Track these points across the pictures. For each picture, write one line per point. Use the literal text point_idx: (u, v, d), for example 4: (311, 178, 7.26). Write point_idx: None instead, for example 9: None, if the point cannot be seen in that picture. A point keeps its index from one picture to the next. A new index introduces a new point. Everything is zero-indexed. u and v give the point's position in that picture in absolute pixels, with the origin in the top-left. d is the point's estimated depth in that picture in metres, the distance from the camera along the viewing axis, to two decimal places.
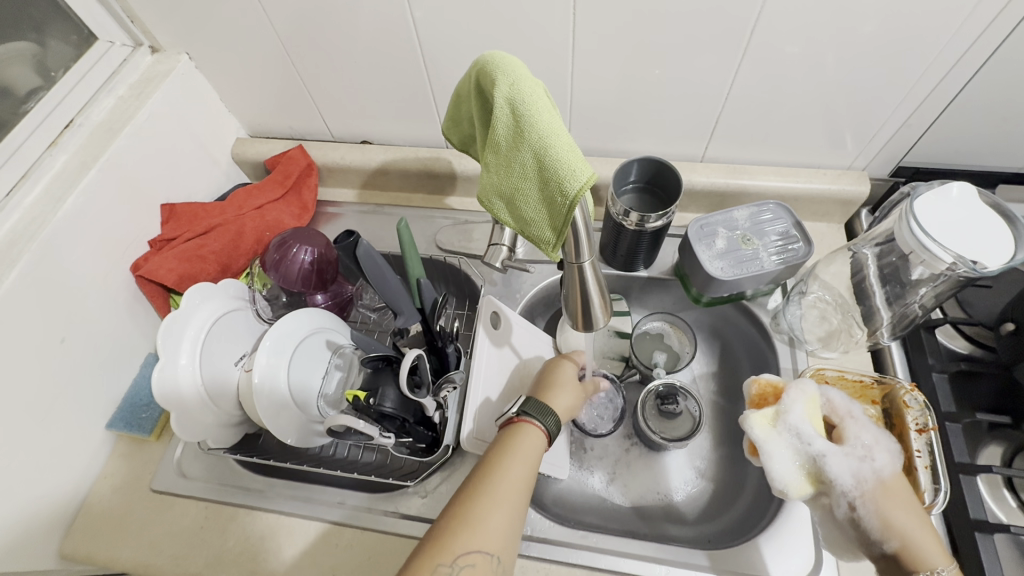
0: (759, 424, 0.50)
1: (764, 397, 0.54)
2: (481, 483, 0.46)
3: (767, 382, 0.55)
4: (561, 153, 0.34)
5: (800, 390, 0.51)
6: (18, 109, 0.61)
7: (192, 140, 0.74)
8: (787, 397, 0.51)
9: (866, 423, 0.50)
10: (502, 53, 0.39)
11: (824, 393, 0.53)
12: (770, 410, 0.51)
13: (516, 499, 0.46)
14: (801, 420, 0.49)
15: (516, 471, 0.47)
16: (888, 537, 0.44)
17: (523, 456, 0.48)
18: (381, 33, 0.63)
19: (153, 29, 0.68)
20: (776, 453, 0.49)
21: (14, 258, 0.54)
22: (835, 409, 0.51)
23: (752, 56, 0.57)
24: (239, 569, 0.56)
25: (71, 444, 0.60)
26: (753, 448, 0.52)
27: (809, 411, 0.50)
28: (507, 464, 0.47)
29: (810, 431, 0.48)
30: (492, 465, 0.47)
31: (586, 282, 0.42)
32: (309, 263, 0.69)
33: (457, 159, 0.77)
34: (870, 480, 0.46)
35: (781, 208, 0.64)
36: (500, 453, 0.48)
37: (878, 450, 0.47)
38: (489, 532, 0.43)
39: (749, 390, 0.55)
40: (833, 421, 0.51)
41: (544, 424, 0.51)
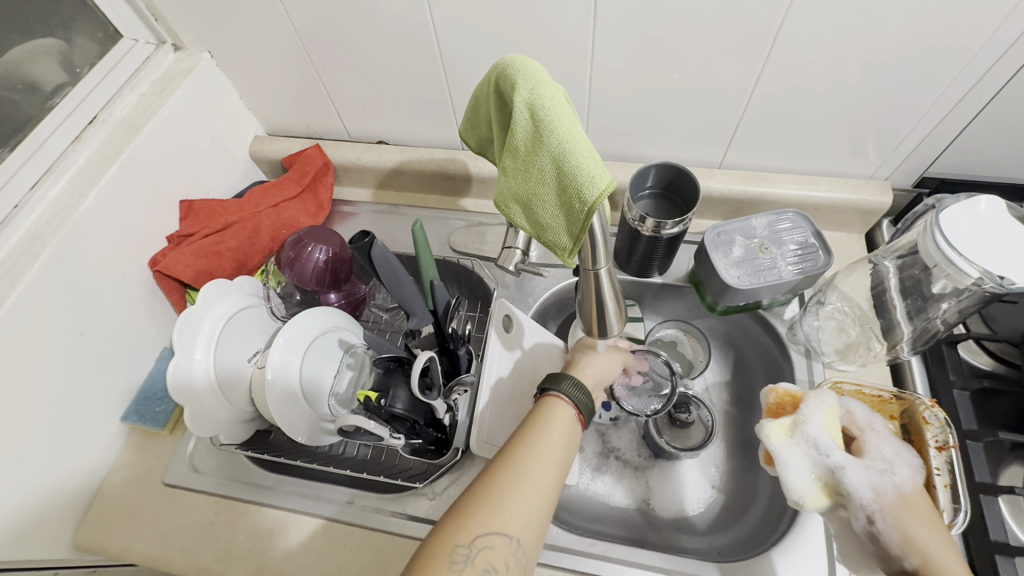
0: (776, 433, 0.49)
1: (782, 406, 0.53)
2: (501, 467, 0.45)
3: (784, 391, 0.54)
4: (580, 159, 0.34)
5: (819, 400, 0.50)
6: (45, 105, 0.62)
7: (211, 137, 0.75)
8: (805, 407, 0.50)
9: (887, 436, 0.49)
10: (523, 57, 0.39)
11: (844, 405, 0.52)
12: (787, 419, 0.50)
13: (542, 479, 0.45)
14: (819, 431, 0.48)
15: (538, 455, 0.46)
16: (908, 553, 0.42)
17: (547, 441, 0.47)
18: (400, 34, 0.63)
19: (176, 27, 0.69)
20: (792, 462, 0.48)
21: (37, 251, 0.55)
22: (854, 421, 0.51)
23: (774, 63, 0.56)
24: (247, 564, 0.57)
25: (86, 434, 0.61)
26: (768, 457, 0.52)
27: (827, 421, 0.49)
28: (529, 449, 0.46)
29: (829, 442, 0.48)
30: (512, 450, 0.46)
31: (600, 288, 0.42)
32: (323, 262, 0.70)
33: (473, 161, 0.76)
34: (890, 494, 0.44)
35: (800, 217, 0.63)
36: (521, 438, 0.47)
37: (899, 464, 0.46)
38: (509, 513, 0.42)
39: (767, 399, 0.54)
40: (852, 433, 0.50)
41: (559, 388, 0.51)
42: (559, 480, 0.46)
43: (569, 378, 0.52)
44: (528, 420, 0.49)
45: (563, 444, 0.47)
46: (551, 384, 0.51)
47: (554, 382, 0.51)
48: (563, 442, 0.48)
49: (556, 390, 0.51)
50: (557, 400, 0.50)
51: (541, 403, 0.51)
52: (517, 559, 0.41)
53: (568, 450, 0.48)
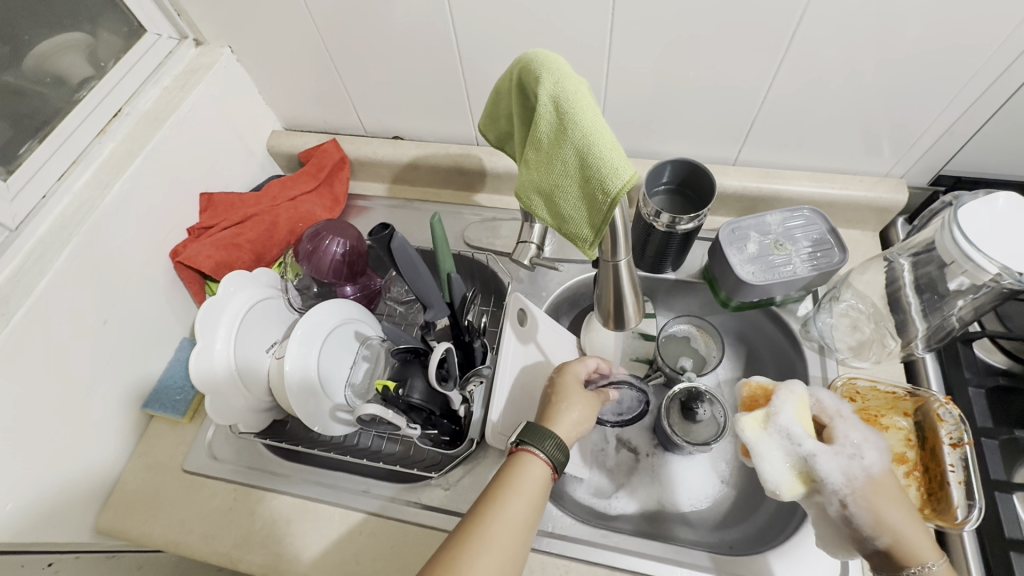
0: (749, 426, 0.48)
1: (755, 399, 0.52)
2: (468, 533, 0.44)
3: (757, 384, 0.52)
4: (603, 151, 0.34)
5: (789, 391, 0.49)
6: (71, 98, 0.63)
7: (230, 131, 0.76)
8: (775, 398, 0.49)
9: (856, 423, 0.49)
10: (546, 51, 0.39)
11: (813, 394, 0.51)
12: (759, 411, 0.49)
13: (511, 540, 0.44)
14: (791, 421, 0.47)
15: (505, 520, 0.44)
16: (880, 533, 0.44)
17: (516, 501, 0.46)
18: (418, 32, 0.64)
19: (198, 22, 0.70)
20: (767, 454, 0.47)
21: (65, 241, 0.56)
22: (824, 409, 0.50)
23: (792, 60, 0.57)
24: (264, 551, 0.58)
25: (109, 421, 0.62)
26: (745, 449, 0.51)
27: (798, 412, 0.48)
28: (498, 513, 0.45)
29: (800, 431, 0.47)
30: (479, 513, 0.45)
31: (620, 280, 0.42)
32: (340, 256, 0.71)
33: (488, 156, 0.77)
34: (860, 478, 0.44)
35: (816, 214, 0.63)
36: (491, 500, 0.46)
37: (867, 448, 0.46)
38: None
39: (740, 393, 0.54)
40: (822, 421, 0.50)
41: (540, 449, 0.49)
42: (526, 545, 0.45)
43: (550, 434, 0.50)
44: (497, 479, 0.48)
45: (534, 502, 0.46)
46: (532, 441, 0.49)
47: (536, 439, 0.50)
48: (532, 500, 0.46)
49: (539, 449, 0.49)
50: (537, 461, 0.49)
51: (514, 458, 0.49)
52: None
53: (538, 508, 0.47)
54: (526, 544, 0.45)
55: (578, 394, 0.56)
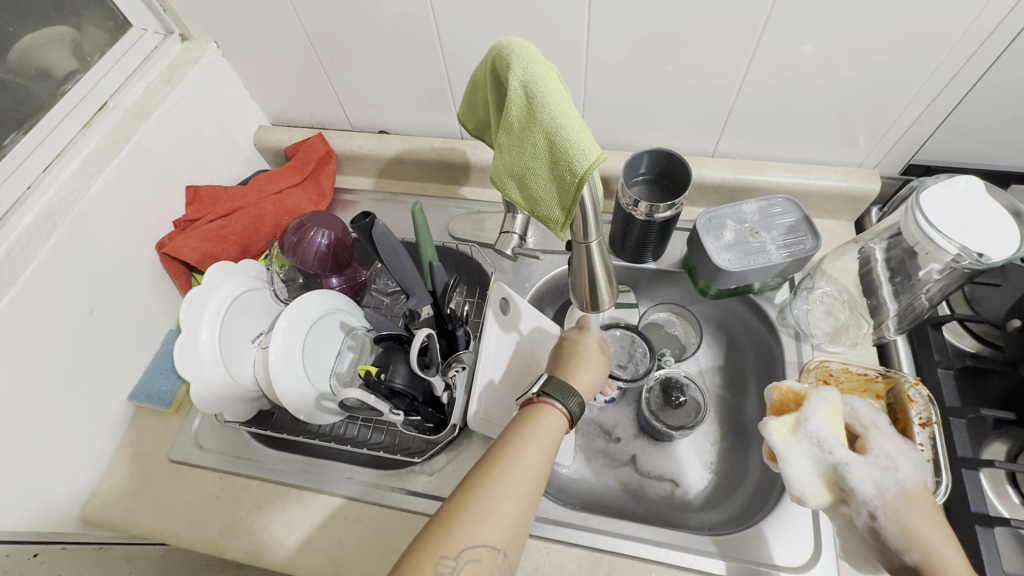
0: (778, 431, 0.49)
1: (785, 404, 0.53)
2: (484, 476, 0.45)
3: (788, 389, 0.53)
4: (571, 132, 0.35)
5: (821, 397, 0.50)
6: (56, 91, 0.64)
7: (217, 126, 0.77)
8: (808, 404, 0.50)
9: (891, 434, 0.48)
10: (517, 39, 0.40)
11: (848, 402, 0.51)
12: (790, 417, 0.50)
13: (529, 485, 0.45)
14: (822, 428, 0.48)
15: (523, 463, 0.46)
16: (909, 548, 0.43)
17: (529, 448, 0.47)
18: (399, 30, 0.65)
19: (184, 17, 0.71)
20: (795, 459, 0.48)
21: (51, 231, 0.57)
22: (858, 418, 0.50)
23: (764, 54, 0.58)
24: (251, 540, 0.58)
25: (96, 411, 0.63)
26: (771, 454, 0.52)
27: (831, 419, 0.49)
28: (509, 458, 0.46)
29: (831, 439, 0.47)
30: (495, 458, 0.46)
31: (592, 261, 0.43)
32: (325, 247, 0.71)
33: (471, 149, 0.78)
34: (893, 491, 0.44)
35: (790, 203, 0.64)
36: (505, 447, 0.47)
37: (902, 461, 0.46)
38: (495, 524, 0.42)
39: (770, 397, 0.54)
40: (855, 431, 0.50)
41: (566, 406, 0.51)
42: (541, 486, 0.47)
43: (575, 394, 0.52)
44: (514, 426, 0.49)
45: (546, 448, 0.48)
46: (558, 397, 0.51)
47: (563, 395, 0.52)
48: (544, 444, 0.48)
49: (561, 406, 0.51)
50: (547, 404, 0.51)
51: (534, 408, 0.51)
52: (502, 569, 0.42)
53: (546, 451, 0.48)
54: (541, 484, 0.47)
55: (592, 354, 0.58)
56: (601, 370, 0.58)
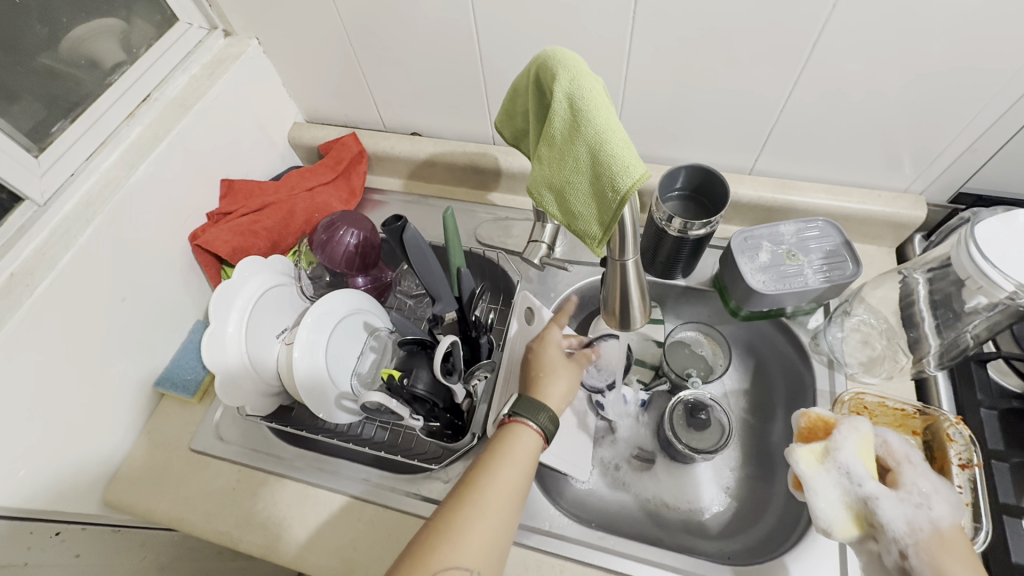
0: (806, 459, 0.47)
1: (814, 432, 0.51)
2: (458, 501, 0.45)
3: (817, 416, 0.51)
4: (615, 148, 0.34)
5: (852, 426, 0.48)
6: (103, 81, 0.65)
7: (254, 121, 0.78)
8: (838, 432, 0.48)
9: (925, 470, 0.46)
10: (563, 49, 0.39)
11: (880, 434, 0.49)
12: (818, 445, 0.48)
13: (505, 505, 0.45)
14: (852, 459, 0.46)
15: (498, 485, 0.46)
16: None
17: (506, 468, 0.47)
18: (439, 34, 0.65)
19: (228, 14, 0.72)
20: (822, 489, 0.46)
21: (90, 217, 0.58)
22: (891, 452, 0.48)
23: (811, 72, 0.57)
24: (263, 534, 0.59)
25: (123, 397, 0.64)
26: (797, 483, 0.50)
27: (862, 449, 0.47)
28: (483, 481, 0.46)
29: (862, 471, 0.45)
30: (471, 481, 0.46)
31: (627, 279, 0.42)
32: (354, 246, 0.71)
33: (504, 156, 0.77)
34: (925, 529, 0.42)
35: (830, 226, 0.62)
36: (481, 468, 0.47)
37: (937, 499, 0.44)
38: (469, 546, 0.42)
39: (797, 423, 0.52)
40: (887, 464, 0.48)
41: (536, 422, 0.50)
42: (519, 506, 0.46)
43: (544, 407, 0.51)
44: (489, 448, 0.49)
45: (524, 469, 0.48)
46: (525, 413, 0.50)
47: (530, 411, 0.50)
48: (520, 466, 0.48)
49: (526, 419, 0.50)
50: (519, 424, 0.50)
51: (506, 428, 0.50)
52: None
53: (522, 477, 0.47)
54: (519, 503, 0.47)
55: (557, 362, 0.57)
56: (573, 375, 0.57)
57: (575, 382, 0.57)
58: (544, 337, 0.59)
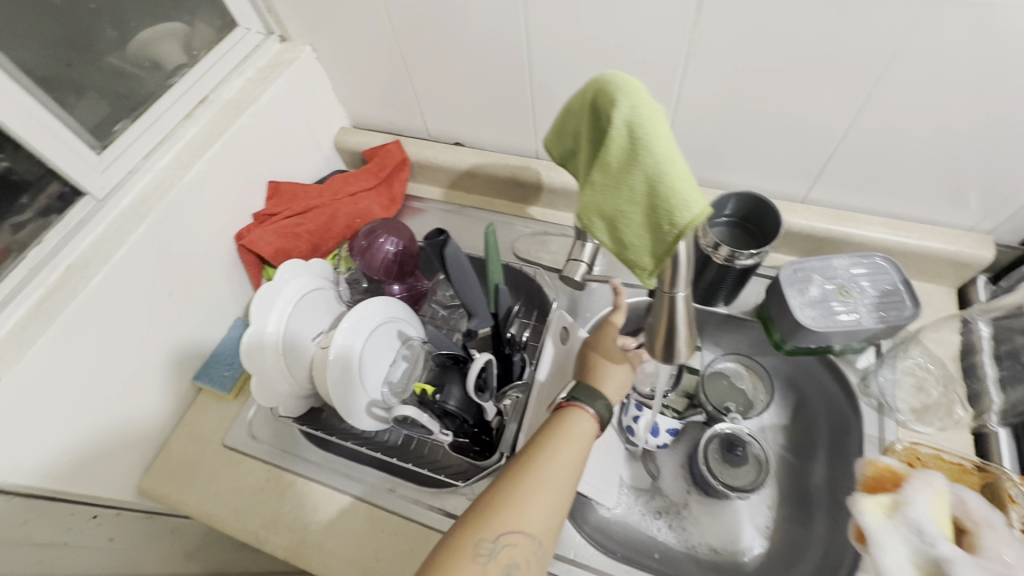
0: (868, 508, 0.41)
1: (881, 482, 0.45)
2: (521, 469, 0.45)
3: (886, 466, 0.46)
4: (675, 181, 0.33)
5: (924, 480, 0.41)
6: (165, 83, 0.68)
7: (303, 125, 0.79)
8: (906, 485, 0.41)
9: (1011, 538, 0.39)
10: (622, 74, 0.38)
11: (957, 492, 0.42)
12: (884, 496, 0.41)
13: (565, 479, 0.46)
14: (924, 516, 0.39)
15: (560, 459, 0.46)
16: None
17: (566, 444, 0.47)
18: (490, 47, 0.65)
19: (285, 20, 0.74)
20: (889, 549, 0.39)
21: (145, 214, 0.60)
22: (969, 512, 0.40)
23: (876, 101, 0.54)
24: (289, 536, 0.59)
25: (163, 389, 0.66)
26: (860, 536, 0.43)
27: (935, 506, 0.39)
28: (546, 454, 0.46)
29: (936, 530, 0.38)
30: (533, 453, 0.47)
31: (675, 312, 0.41)
32: (392, 255, 0.72)
33: (546, 170, 0.76)
34: None
35: (888, 263, 0.59)
36: (542, 442, 0.48)
37: None
38: (531, 514, 0.43)
39: (863, 472, 0.47)
40: (965, 527, 0.40)
41: (594, 407, 0.51)
42: (577, 482, 0.47)
43: (601, 395, 0.52)
44: (548, 424, 0.49)
45: (582, 448, 0.48)
46: (585, 397, 0.51)
47: (588, 396, 0.52)
48: (579, 443, 0.48)
49: (584, 401, 0.51)
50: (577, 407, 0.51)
51: (564, 407, 0.51)
52: (538, 556, 0.42)
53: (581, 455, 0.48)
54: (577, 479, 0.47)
55: (616, 355, 0.56)
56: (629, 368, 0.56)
57: (629, 376, 0.56)
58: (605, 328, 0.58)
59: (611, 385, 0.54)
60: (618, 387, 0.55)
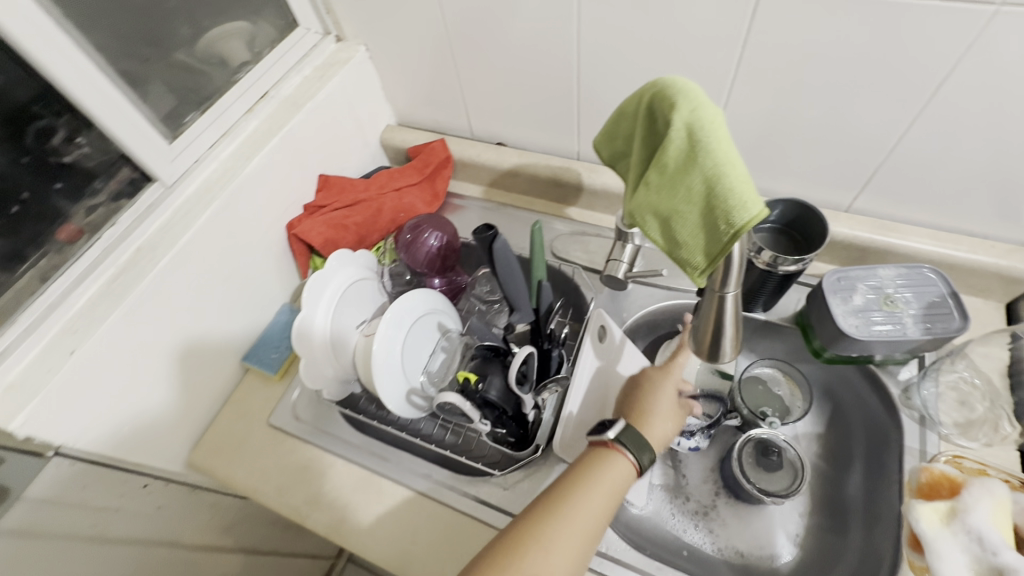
0: (927, 518, 0.45)
1: (937, 489, 0.49)
2: (551, 507, 0.47)
3: (942, 474, 0.49)
4: (734, 183, 0.34)
5: (986, 489, 0.44)
6: (230, 78, 0.71)
7: (353, 121, 0.82)
8: (967, 494, 0.45)
9: None
10: (682, 78, 0.39)
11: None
12: (943, 505, 0.45)
13: (593, 523, 0.46)
14: (985, 524, 0.42)
15: (591, 501, 0.47)
16: None
17: (598, 487, 0.48)
18: (540, 50, 0.67)
19: (342, 21, 0.77)
20: (949, 555, 0.42)
21: (208, 201, 0.63)
22: None
23: (930, 112, 0.54)
24: (330, 515, 0.61)
25: (215, 368, 0.69)
26: (915, 542, 0.47)
27: (997, 516, 0.43)
28: (576, 496, 0.47)
29: (997, 539, 0.41)
30: (563, 493, 0.48)
31: (723, 314, 0.42)
32: (435, 248, 0.74)
33: (588, 172, 0.78)
34: None
35: (936, 275, 0.58)
36: (575, 482, 0.48)
37: None
38: (555, 555, 0.44)
39: (917, 479, 0.51)
40: None
41: (638, 459, 0.50)
42: (606, 525, 0.47)
43: (648, 446, 0.51)
44: (582, 463, 0.50)
45: (616, 491, 0.48)
46: (632, 445, 0.50)
47: (635, 446, 0.51)
48: (612, 486, 0.48)
49: (632, 451, 0.50)
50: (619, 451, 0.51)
51: (602, 448, 0.51)
52: None
53: (615, 499, 0.48)
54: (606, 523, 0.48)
55: (666, 404, 0.55)
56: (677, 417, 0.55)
57: (676, 422, 0.55)
58: (669, 370, 0.57)
59: (656, 434, 0.53)
60: (662, 437, 0.54)
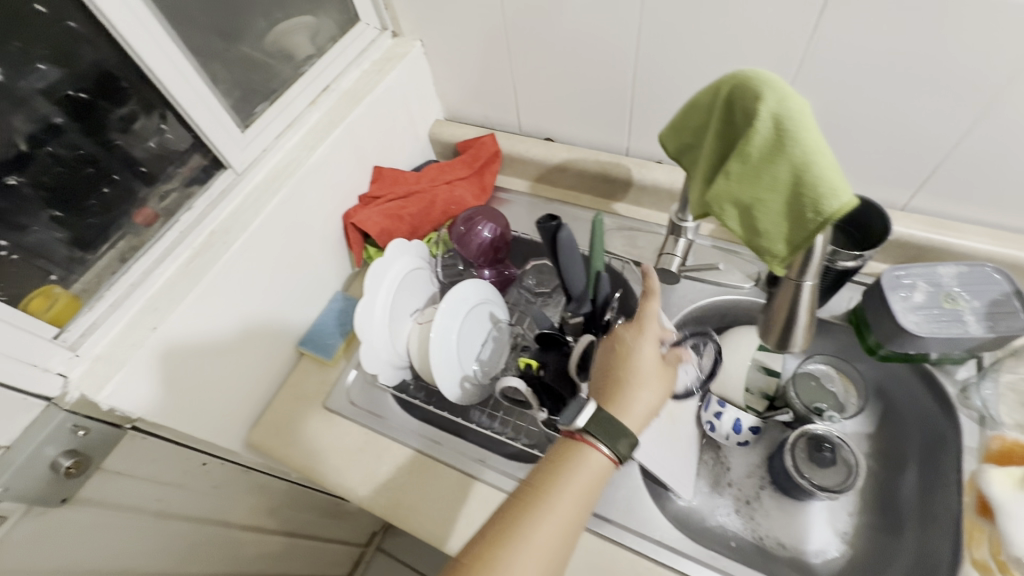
0: (1000, 480, 0.46)
1: (1012, 457, 0.50)
2: (508, 522, 0.43)
3: (1017, 444, 0.50)
4: (824, 171, 0.35)
5: None
6: (294, 71, 0.74)
7: (406, 115, 0.84)
8: None
9: None
10: (762, 69, 0.39)
11: None
12: (1018, 470, 0.46)
13: (557, 534, 0.43)
14: None
15: (553, 513, 0.44)
16: None
17: (564, 496, 0.44)
18: (598, 47, 0.68)
19: (400, 16, 0.79)
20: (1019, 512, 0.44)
21: (276, 189, 0.66)
22: None
23: (998, 110, 0.54)
24: (387, 496, 0.63)
25: (274, 351, 0.71)
26: (983, 506, 0.48)
27: None
28: (539, 509, 0.44)
29: None
30: (525, 505, 0.44)
31: (800, 302, 0.44)
32: (488, 240, 0.76)
33: (638, 168, 0.78)
34: None
35: (1001, 274, 0.58)
36: (539, 491, 0.45)
37: None
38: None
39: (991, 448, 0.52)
40: None
41: (613, 449, 0.46)
42: (572, 538, 0.44)
43: (626, 432, 0.47)
44: (546, 467, 0.47)
45: (582, 498, 0.45)
46: (606, 438, 0.46)
47: (610, 438, 0.46)
48: (579, 493, 0.45)
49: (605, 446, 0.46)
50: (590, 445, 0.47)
51: (568, 449, 0.47)
52: None
53: (593, 497, 0.46)
54: (574, 534, 0.44)
55: (650, 371, 0.50)
56: (665, 385, 0.51)
57: (665, 391, 0.51)
58: (641, 327, 0.53)
59: (640, 411, 0.49)
60: (649, 412, 0.50)
